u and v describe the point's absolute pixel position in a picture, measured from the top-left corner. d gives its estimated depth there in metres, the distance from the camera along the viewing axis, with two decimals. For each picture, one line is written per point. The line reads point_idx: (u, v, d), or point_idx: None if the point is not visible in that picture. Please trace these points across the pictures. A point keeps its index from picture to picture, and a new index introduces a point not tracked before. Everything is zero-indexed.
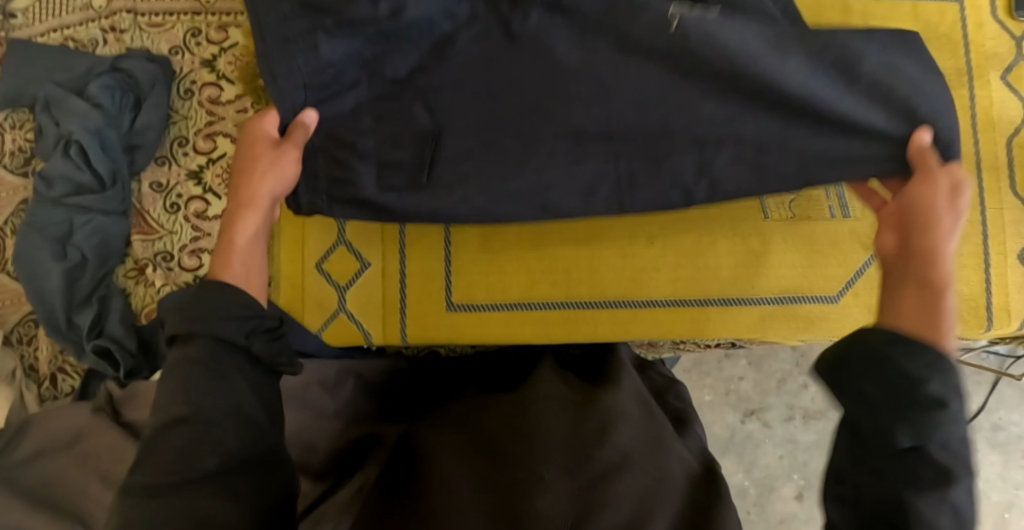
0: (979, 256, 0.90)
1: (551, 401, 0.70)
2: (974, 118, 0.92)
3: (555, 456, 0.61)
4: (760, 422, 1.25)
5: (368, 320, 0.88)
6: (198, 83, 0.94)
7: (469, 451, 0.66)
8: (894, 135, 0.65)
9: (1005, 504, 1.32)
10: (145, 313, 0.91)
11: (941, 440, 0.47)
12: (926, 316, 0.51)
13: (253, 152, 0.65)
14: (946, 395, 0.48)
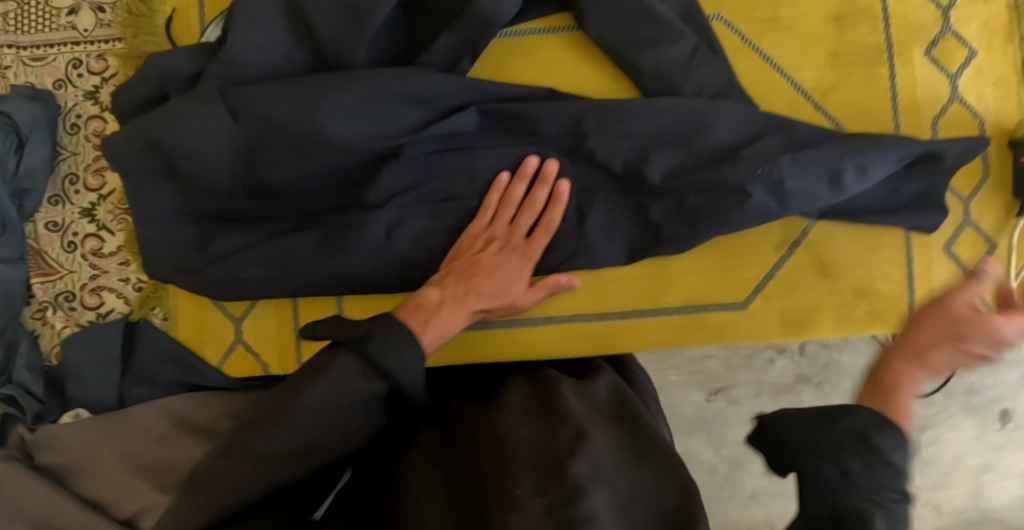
0: (901, 249, 0.85)
1: (518, 414, 0.70)
2: (894, 100, 0.85)
3: (523, 475, 0.60)
4: (727, 400, 1.27)
5: (263, 350, 0.89)
6: (83, 116, 0.93)
7: (442, 468, 0.67)
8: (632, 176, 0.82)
9: (983, 467, 1.26)
10: (54, 353, 0.91)
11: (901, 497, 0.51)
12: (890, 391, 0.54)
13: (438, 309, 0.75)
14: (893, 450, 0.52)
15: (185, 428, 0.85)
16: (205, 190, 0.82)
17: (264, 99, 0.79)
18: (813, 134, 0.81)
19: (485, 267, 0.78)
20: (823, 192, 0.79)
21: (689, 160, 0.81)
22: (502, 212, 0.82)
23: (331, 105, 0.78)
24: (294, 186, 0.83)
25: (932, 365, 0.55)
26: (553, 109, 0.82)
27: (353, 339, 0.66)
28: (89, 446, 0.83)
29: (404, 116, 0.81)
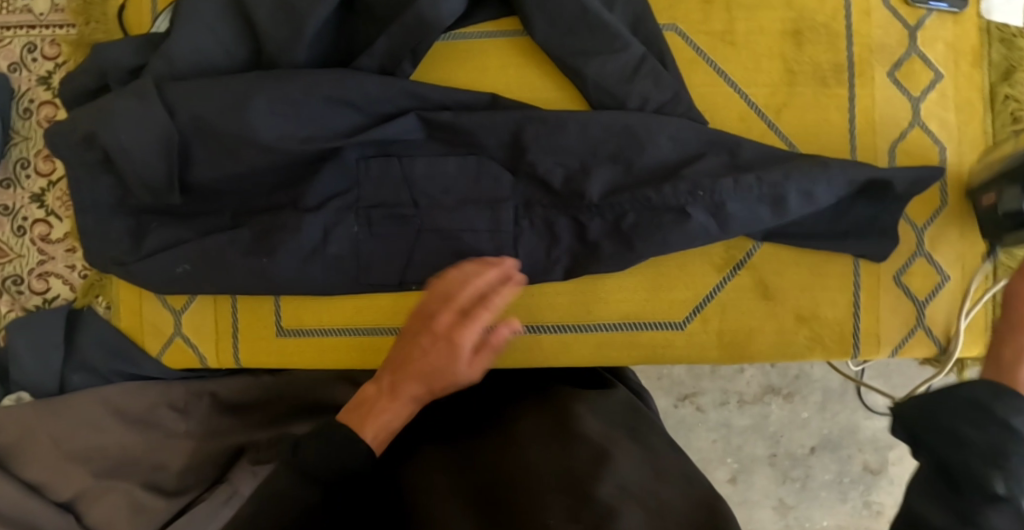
0: (848, 275, 0.83)
1: (541, 440, 0.71)
2: (851, 122, 0.82)
3: (555, 499, 0.61)
4: (693, 406, 1.28)
5: (202, 342, 0.88)
6: (36, 101, 0.93)
7: (462, 490, 0.67)
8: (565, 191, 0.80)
9: None
10: (1, 335, 0.93)
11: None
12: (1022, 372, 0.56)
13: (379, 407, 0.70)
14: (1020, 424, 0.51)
15: (121, 418, 0.89)
16: (140, 183, 0.81)
17: (193, 94, 0.79)
18: (759, 154, 0.79)
19: (419, 359, 0.70)
20: (763, 216, 0.77)
21: (626, 177, 0.79)
22: (441, 294, 0.71)
23: (260, 104, 0.78)
24: (219, 181, 0.82)
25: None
26: (493, 117, 0.80)
27: (293, 457, 0.65)
28: (28, 430, 0.86)
29: (331, 116, 0.79)
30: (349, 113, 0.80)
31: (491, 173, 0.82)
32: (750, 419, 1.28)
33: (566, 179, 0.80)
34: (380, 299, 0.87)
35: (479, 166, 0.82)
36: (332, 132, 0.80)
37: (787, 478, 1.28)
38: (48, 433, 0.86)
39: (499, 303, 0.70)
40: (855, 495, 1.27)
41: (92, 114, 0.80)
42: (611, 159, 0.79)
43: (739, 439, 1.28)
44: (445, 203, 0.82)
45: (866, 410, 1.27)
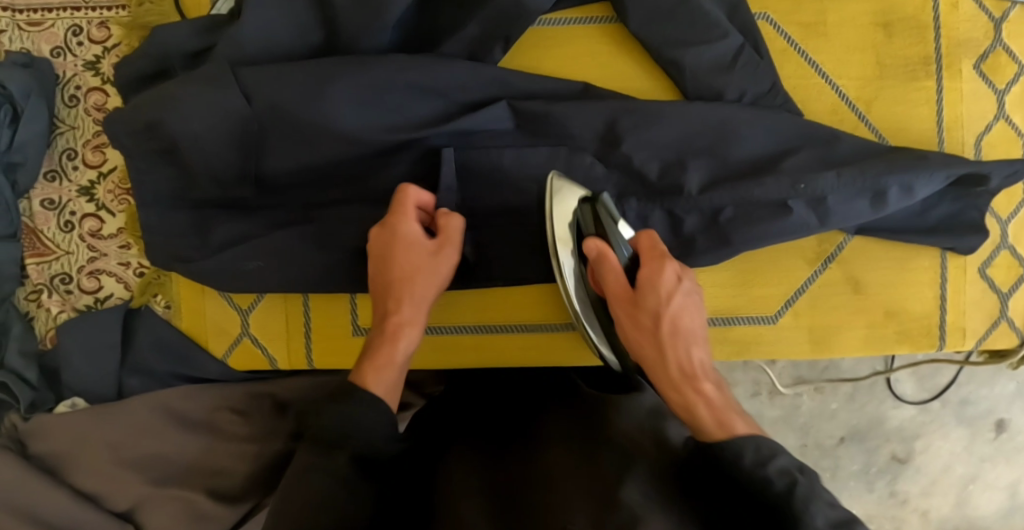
0: (935, 269, 0.83)
1: (564, 438, 0.65)
2: (939, 116, 0.82)
3: (581, 504, 0.54)
4: None
5: (273, 343, 0.84)
6: (83, 88, 0.87)
7: (482, 488, 0.60)
8: (660, 184, 0.79)
9: (969, 476, 1.26)
10: (48, 337, 0.87)
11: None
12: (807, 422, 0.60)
13: (387, 347, 0.70)
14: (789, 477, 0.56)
15: (182, 424, 0.84)
16: (210, 177, 0.75)
17: (264, 78, 0.73)
18: (857, 149, 0.78)
19: (400, 268, 0.73)
20: (861, 210, 0.77)
21: (722, 169, 0.78)
22: (408, 216, 0.73)
23: (340, 92, 0.73)
24: (288, 171, 0.76)
25: (715, 386, 0.66)
26: (587, 108, 0.77)
27: (336, 450, 0.62)
28: (83, 439, 0.81)
29: (418, 105, 0.75)
30: (439, 102, 0.76)
31: (582, 165, 0.80)
32: (780, 411, 1.25)
33: (660, 172, 0.78)
34: (470, 297, 0.86)
35: (571, 158, 0.79)
36: (420, 123, 0.75)
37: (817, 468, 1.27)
38: (106, 440, 0.81)
39: (417, 232, 0.73)
40: (881, 484, 1.27)
41: (154, 101, 0.73)
42: (708, 154, 0.78)
43: (770, 430, 1.26)
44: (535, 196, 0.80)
45: (895, 400, 1.26)
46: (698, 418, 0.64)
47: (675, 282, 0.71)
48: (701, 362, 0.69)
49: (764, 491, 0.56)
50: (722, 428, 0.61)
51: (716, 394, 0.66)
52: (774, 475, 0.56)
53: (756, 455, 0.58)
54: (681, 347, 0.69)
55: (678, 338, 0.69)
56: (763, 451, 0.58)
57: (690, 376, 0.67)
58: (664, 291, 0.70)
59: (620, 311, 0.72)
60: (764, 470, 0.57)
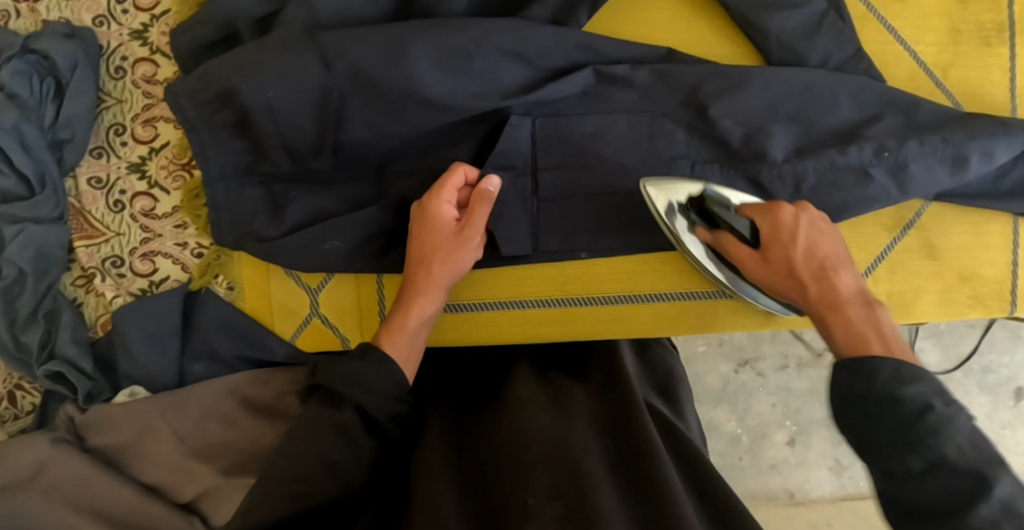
0: (1007, 235, 0.83)
1: (527, 404, 0.69)
2: (1012, 82, 0.82)
3: (540, 478, 0.59)
4: (754, 372, 1.16)
5: (344, 323, 0.83)
6: (130, 59, 0.83)
7: (435, 462, 0.65)
8: (744, 151, 0.77)
9: (992, 443, 1.20)
10: (100, 324, 0.83)
11: (945, 461, 0.53)
12: (857, 340, 0.62)
13: (403, 314, 0.74)
14: (928, 400, 0.55)
15: (252, 410, 0.81)
16: (282, 147, 0.74)
17: (346, 40, 0.72)
18: (938, 115, 0.77)
19: (426, 243, 0.74)
20: (941, 178, 0.76)
21: (807, 134, 0.77)
22: (445, 192, 0.74)
23: (429, 58, 0.72)
24: (371, 139, 0.74)
25: (864, 308, 0.65)
26: (672, 74, 0.77)
27: (341, 411, 0.66)
28: (149, 426, 0.78)
29: (506, 70, 0.74)
30: (525, 68, 0.75)
31: (666, 132, 0.78)
32: (809, 383, 1.16)
33: (749, 139, 0.77)
34: (540, 269, 0.82)
35: (653, 126, 0.78)
36: (508, 92, 0.75)
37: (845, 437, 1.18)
38: (174, 428, 0.79)
39: (449, 211, 0.74)
40: None
41: (231, 67, 0.71)
42: (795, 120, 0.77)
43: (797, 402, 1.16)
44: (625, 162, 0.78)
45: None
46: (840, 342, 0.64)
47: (813, 222, 0.69)
48: (848, 284, 0.67)
49: (894, 409, 0.56)
50: (866, 343, 0.62)
51: (860, 313, 0.65)
52: (912, 398, 0.56)
53: (894, 372, 0.57)
54: (836, 272, 0.67)
55: (823, 270, 0.67)
56: (900, 376, 0.57)
57: (835, 303, 0.65)
58: (786, 238, 0.69)
59: (756, 272, 0.71)
60: (901, 391, 0.56)
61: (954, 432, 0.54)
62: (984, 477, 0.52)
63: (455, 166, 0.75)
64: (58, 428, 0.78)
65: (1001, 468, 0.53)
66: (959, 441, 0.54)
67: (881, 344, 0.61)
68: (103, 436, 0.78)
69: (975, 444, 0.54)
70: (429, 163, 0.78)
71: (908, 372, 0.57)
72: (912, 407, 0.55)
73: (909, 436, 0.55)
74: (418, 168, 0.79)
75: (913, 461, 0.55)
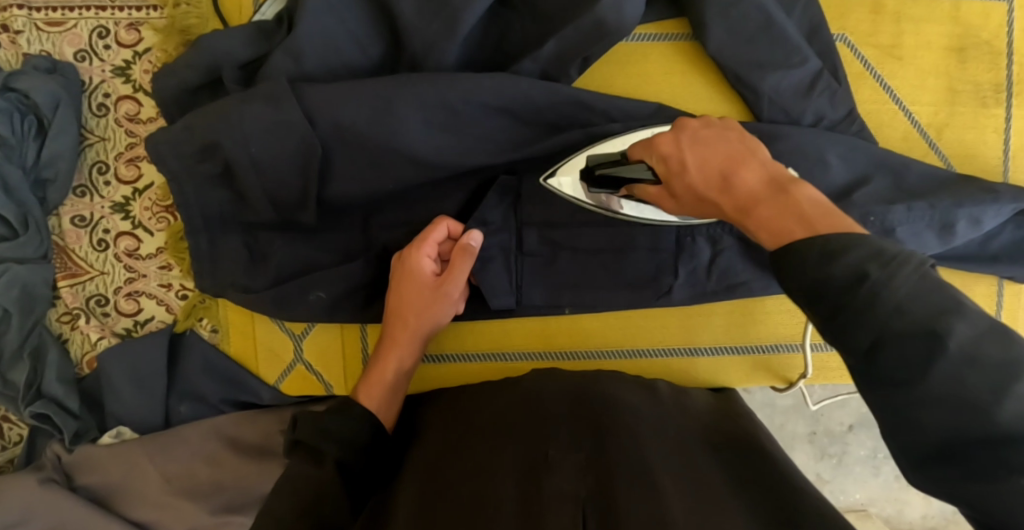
0: (991, 295, 0.83)
1: (552, 389, 0.72)
2: (1006, 143, 0.81)
3: (562, 434, 0.63)
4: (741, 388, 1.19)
5: (328, 370, 0.82)
6: (113, 96, 0.82)
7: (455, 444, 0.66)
8: None
9: None
10: (86, 361, 0.84)
11: (901, 328, 0.41)
12: (783, 223, 0.49)
13: (379, 366, 0.74)
14: (862, 264, 0.43)
15: (237, 450, 0.81)
16: (265, 199, 0.73)
17: (330, 95, 0.70)
18: (927, 177, 0.77)
19: (404, 295, 0.74)
20: (930, 242, 0.75)
21: None
22: (424, 247, 0.73)
23: (413, 114, 0.71)
24: (353, 193, 0.74)
25: (788, 186, 0.51)
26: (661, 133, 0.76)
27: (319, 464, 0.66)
28: (135, 467, 0.79)
29: (491, 128, 0.73)
30: (513, 125, 0.74)
31: None
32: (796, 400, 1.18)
33: None
34: (523, 322, 0.82)
35: None
36: (494, 150, 0.74)
37: (825, 453, 1.20)
38: (158, 468, 0.79)
39: (428, 264, 0.74)
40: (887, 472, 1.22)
41: (214, 121, 0.70)
42: None
43: (782, 417, 1.19)
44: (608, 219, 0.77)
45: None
46: (763, 241, 0.50)
47: (693, 139, 0.57)
48: (754, 180, 0.53)
49: (827, 289, 0.44)
50: (778, 238, 0.49)
51: (813, 198, 0.49)
52: (841, 273, 0.43)
53: (822, 248, 0.45)
54: (728, 175, 0.54)
55: (720, 176, 0.54)
56: (829, 248, 0.44)
57: (745, 206, 0.52)
58: (675, 160, 0.57)
59: (671, 207, 0.61)
60: (830, 265, 0.44)
61: (892, 293, 0.42)
62: (934, 332, 0.40)
63: (437, 221, 0.75)
64: (45, 468, 0.79)
65: (952, 317, 0.41)
66: (910, 282, 0.42)
67: (803, 224, 0.48)
68: (87, 476, 0.79)
69: (932, 302, 0.41)
70: (413, 215, 0.78)
71: (835, 243, 0.44)
72: (841, 283, 0.43)
73: (840, 302, 0.43)
74: (405, 221, 0.78)
75: (857, 337, 0.43)
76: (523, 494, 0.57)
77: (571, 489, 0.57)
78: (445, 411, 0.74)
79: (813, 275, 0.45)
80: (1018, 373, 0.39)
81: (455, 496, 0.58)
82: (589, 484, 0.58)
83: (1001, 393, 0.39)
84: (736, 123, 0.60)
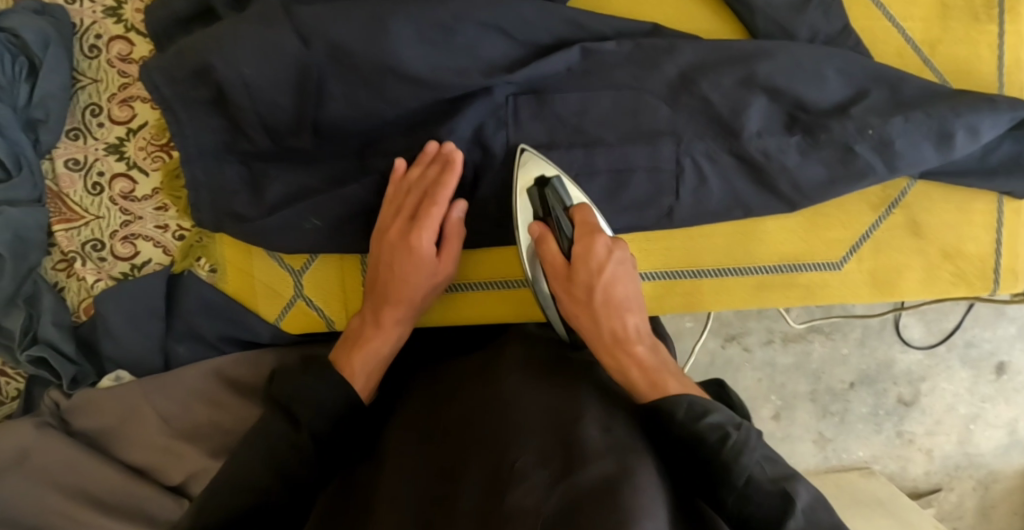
0: (992, 212, 0.83)
1: (528, 402, 0.63)
2: (1001, 58, 0.81)
3: (532, 441, 0.57)
4: (740, 346, 1.20)
5: (329, 304, 0.82)
6: (104, 37, 0.81)
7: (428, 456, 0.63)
8: (732, 128, 0.76)
9: (972, 416, 1.18)
10: (83, 308, 0.82)
11: (758, 466, 0.59)
12: (686, 387, 0.67)
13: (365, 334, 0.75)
14: (722, 423, 0.61)
15: (236, 392, 0.80)
16: (260, 124, 0.73)
17: (324, 11, 0.70)
18: (924, 90, 0.77)
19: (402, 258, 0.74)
20: (928, 154, 0.75)
21: (792, 110, 0.77)
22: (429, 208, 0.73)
23: (409, 33, 0.70)
24: (346, 111, 0.73)
25: (647, 348, 0.70)
26: (659, 50, 0.76)
27: (295, 432, 0.66)
28: (135, 411, 0.78)
29: (487, 42, 0.73)
30: (510, 43, 0.74)
31: (655, 111, 0.77)
32: (795, 358, 1.19)
33: (735, 117, 0.76)
34: None
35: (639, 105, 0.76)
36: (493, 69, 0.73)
37: (826, 412, 1.20)
38: (157, 411, 0.78)
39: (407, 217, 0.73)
40: (888, 426, 1.20)
41: (207, 42, 0.69)
42: (782, 98, 0.76)
43: (783, 377, 1.20)
44: (608, 139, 0.77)
45: (903, 344, 1.18)
46: (638, 383, 0.68)
47: (618, 263, 0.72)
48: (637, 327, 0.72)
49: (700, 448, 0.61)
50: (653, 387, 0.67)
51: (648, 354, 0.70)
52: (706, 430, 0.61)
53: (690, 412, 0.62)
54: (613, 319, 0.71)
55: (611, 306, 0.71)
56: (696, 413, 0.62)
57: (621, 343, 0.70)
58: (596, 262, 0.71)
59: (559, 288, 0.74)
60: (698, 425, 0.61)
61: (747, 451, 0.60)
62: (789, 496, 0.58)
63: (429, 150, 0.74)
64: (43, 413, 0.78)
65: (770, 462, 0.60)
66: (756, 443, 0.61)
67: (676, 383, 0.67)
68: (85, 421, 0.78)
69: (769, 461, 0.61)
70: (412, 142, 0.77)
71: (700, 407, 0.62)
72: (711, 442, 0.60)
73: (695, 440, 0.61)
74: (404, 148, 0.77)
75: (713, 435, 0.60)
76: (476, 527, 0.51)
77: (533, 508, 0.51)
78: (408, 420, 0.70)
79: (663, 409, 0.63)
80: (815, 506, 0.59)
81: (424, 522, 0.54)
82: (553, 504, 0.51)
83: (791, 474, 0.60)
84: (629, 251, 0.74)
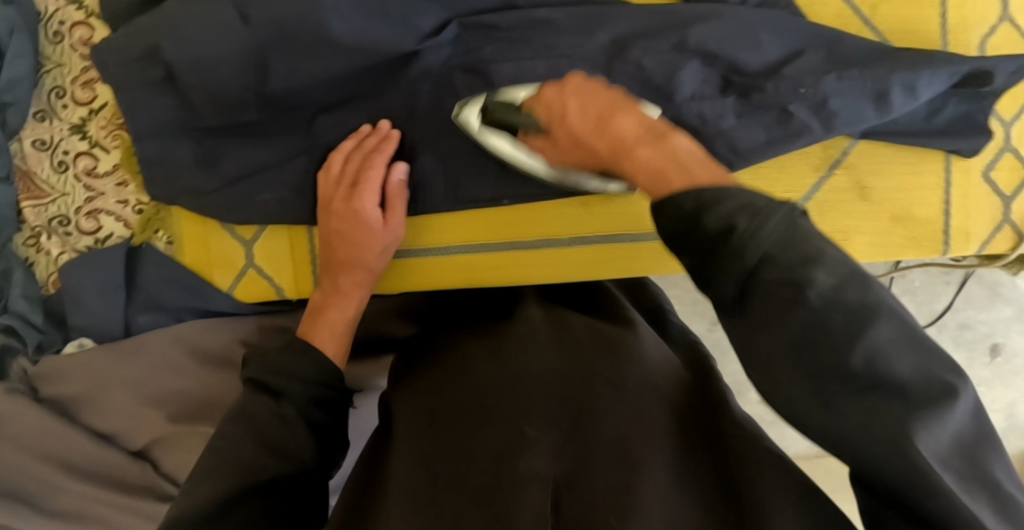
0: (939, 174, 0.82)
1: (538, 368, 0.63)
2: (944, 19, 0.81)
3: (539, 405, 0.59)
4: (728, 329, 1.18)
5: (279, 274, 0.85)
6: (67, 23, 0.85)
7: (438, 422, 0.62)
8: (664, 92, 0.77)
9: None
10: (50, 282, 0.86)
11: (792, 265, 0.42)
12: (691, 171, 0.49)
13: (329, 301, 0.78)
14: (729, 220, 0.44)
15: (199, 360, 0.84)
16: (208, 101, 0.76)
17: None
18: (861, 50, 0.76)
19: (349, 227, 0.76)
20: (868, 113, 0.74)
21: (727, 72, 0.77)
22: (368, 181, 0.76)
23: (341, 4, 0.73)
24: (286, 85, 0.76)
25: (647, 143, 0.53)
26: (590, 17, 0.77)
27: (276, 404, 0.67)
28: (99, 377, 0.82)
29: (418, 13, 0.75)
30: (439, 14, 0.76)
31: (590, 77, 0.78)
32: None
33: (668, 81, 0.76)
34: (470, 216, 0.83)
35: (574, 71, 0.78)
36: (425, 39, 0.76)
37: None
38: (119, 376, 0.82)
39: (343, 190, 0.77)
40: None
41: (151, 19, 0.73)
42: (714, 59, 0.76)
43: None
44: None
45: None
46: (641, 182, 0.53)
47: (573, 87, 0.63)
48: (630, 127, 0.56)
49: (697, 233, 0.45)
50: (658, 181, 0.50)
51: (652, 147, 0.52)
52: (714, 224, 0.44)
53: (695, 201, 0.46)
54: (604, 132, 0.57)
55: (602, 124, 0.58)
56: (705, 199, 0.45)
57: (619, 147, 0.55)
58: (558, 112, 0.63)
59: (556, 155, 0.67)
60: (702, 211, 0.45)
61: (761, 238, 0.43)
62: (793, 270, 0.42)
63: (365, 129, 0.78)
64: (13, 381, 0.83)
65: (812, 264, 0.42)
66: (772, 231, 0.43)
67: (676, 167, 0.50)
68: (52, 387, 0.82)
69: (843, 291, 0.42)
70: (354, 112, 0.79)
71: (711, 196, 0.45)
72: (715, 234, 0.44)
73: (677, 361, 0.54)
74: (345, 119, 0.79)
75: (726, 286, 0.44)
76: (491, 487, 0.53)
77: (548, 472, 0.53)
78: (415, 382, 0.70)
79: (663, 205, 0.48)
80: (873, 314, 0.41)
81: (427, 499, 0.55)
82: (566, 468, 0.54)
83: (857, 340, 0.40)
84: (577, 76, 0.64)
